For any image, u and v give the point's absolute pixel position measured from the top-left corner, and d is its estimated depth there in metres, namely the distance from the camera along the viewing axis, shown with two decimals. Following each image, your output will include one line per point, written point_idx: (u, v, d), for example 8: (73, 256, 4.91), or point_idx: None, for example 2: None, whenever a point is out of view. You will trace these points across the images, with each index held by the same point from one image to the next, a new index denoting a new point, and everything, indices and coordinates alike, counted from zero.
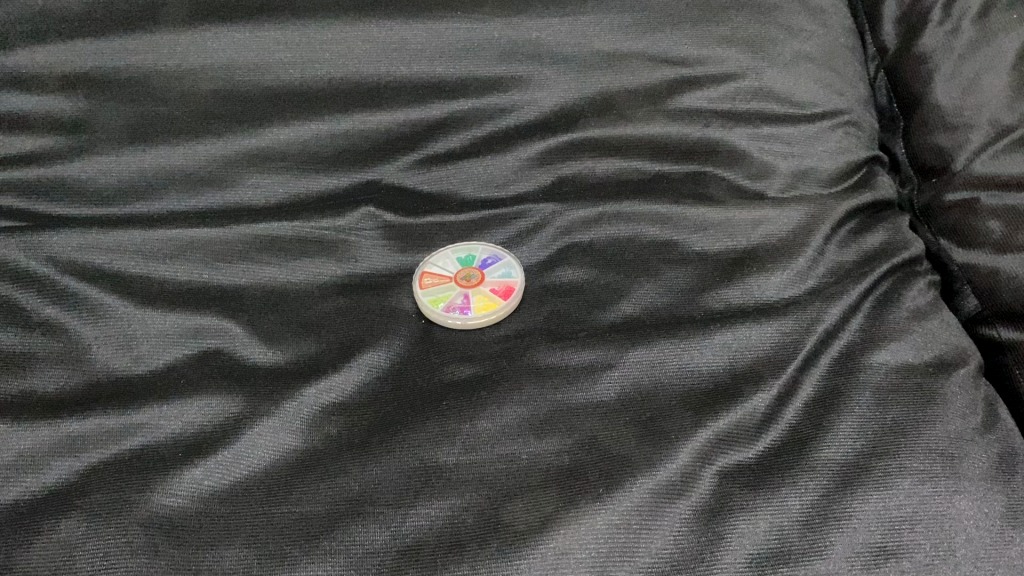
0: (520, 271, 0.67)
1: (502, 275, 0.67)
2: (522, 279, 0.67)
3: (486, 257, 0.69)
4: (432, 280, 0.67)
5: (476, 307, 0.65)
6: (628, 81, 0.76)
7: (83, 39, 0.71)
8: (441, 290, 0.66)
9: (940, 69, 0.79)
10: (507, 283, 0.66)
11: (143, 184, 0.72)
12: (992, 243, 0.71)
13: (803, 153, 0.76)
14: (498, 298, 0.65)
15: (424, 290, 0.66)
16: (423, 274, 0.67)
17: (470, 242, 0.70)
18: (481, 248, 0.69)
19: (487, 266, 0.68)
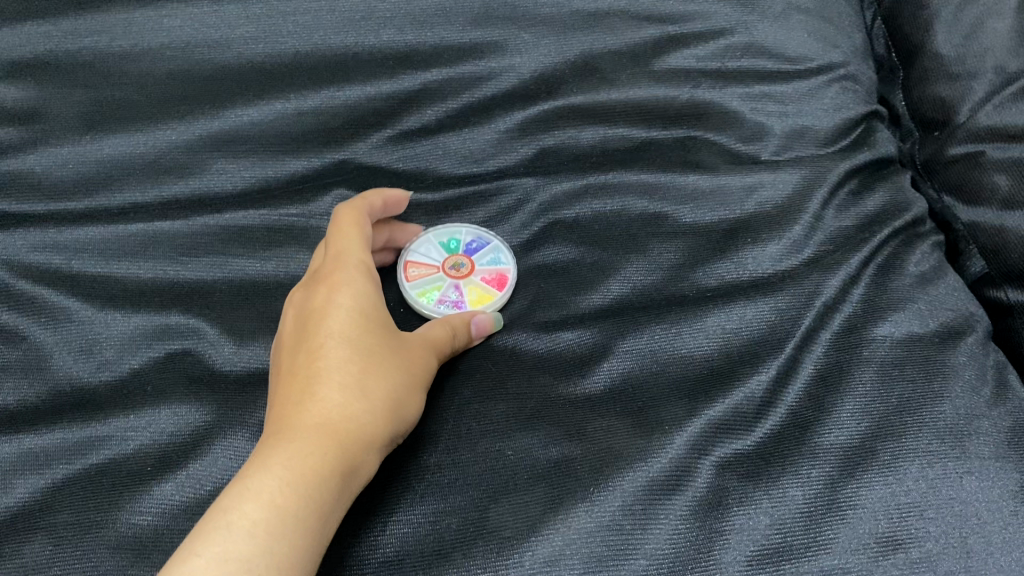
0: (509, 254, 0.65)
1: (491, 262, 0.65)
2: (512, 265, 0.64)
3: (471, 240, 0.66)
4: (419, 271, 0.65)
5: (468, 300, 0.64)
6: (611, 42, 0.72)
7: (32, 22, 0.68)
8: (429, 283, 0.65)
9: (940, 16, 0.75)
10: (498, 271, 0.64)
11: (103, 174, 0.67)
12: (998, 199, 0.68)
13: (797, 112, 0.72)
14: (490, 290, 0.63)
15: (411, 283, 0.64)
16: (406, 262, 0.65)
17: (453, 223, 0.67)
18: (465, 230, 0.67)
19: (474, 250, 0.66)
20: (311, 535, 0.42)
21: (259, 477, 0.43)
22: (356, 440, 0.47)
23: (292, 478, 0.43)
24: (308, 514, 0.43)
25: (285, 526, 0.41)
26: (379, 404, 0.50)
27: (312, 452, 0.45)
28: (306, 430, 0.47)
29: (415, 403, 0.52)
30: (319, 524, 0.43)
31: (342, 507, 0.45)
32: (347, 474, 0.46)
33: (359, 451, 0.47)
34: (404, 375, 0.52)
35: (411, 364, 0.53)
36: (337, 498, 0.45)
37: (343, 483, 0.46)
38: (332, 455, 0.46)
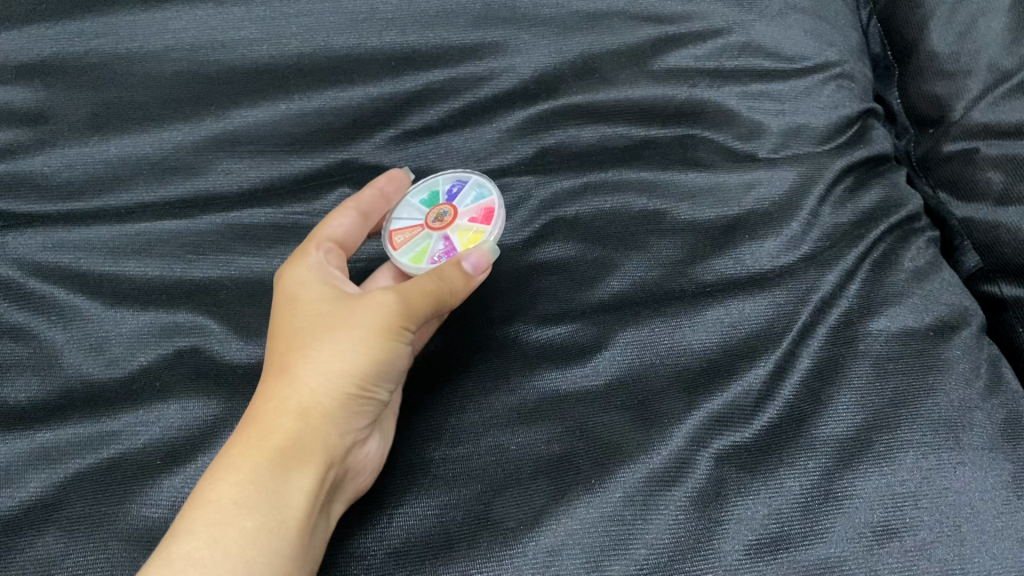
0: (489, 185, 0.66)
1: (475, 200, 0.65)
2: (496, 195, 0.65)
3: (450, 186, 0.68)
4: (404, 237, 0.66)
5: (460, 244, 0.64)
6: (611, 42, 0.73)
7: (37, 25, 0.69)
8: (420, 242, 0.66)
9: (934, 14, 0.76)
10: (483, 206, 0.65)
11: (112, 175, 0.68)
12: (993, 195, 0.69)
13: (794, 110, 0.73)
14: (479, 227, 0.64)
15: (399, 250, 0.65)
16: (392, 233, 0.67)
17: (429, 176, 0.69)
18: (441, 180, 0.68)
19: (456, 194, 0.67)
20: (264, 531, 0.48)
21: (204, 485, 0.49)
22: (297, 420, 0.52)
23: (238, 481, 0.49)
24: (251, 504, 0.48)
25: (231, 519, 0.47)
26: (316, 381, 0.54)
27: (259, 455, 0.50)
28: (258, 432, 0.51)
29: (361, 360, 0.54)
30: (270, 507, 0.48)
31: (296, 479, 0.50)
32: (288, 451, 0.51)
33: (299, 428, 0.52)
34: (345, 346, 0.55)
35: (353, 330, 0.55)
36: (284, 475, 0.50)
37: (287, 460, 0.51)
38: (277, 451, 0.51)
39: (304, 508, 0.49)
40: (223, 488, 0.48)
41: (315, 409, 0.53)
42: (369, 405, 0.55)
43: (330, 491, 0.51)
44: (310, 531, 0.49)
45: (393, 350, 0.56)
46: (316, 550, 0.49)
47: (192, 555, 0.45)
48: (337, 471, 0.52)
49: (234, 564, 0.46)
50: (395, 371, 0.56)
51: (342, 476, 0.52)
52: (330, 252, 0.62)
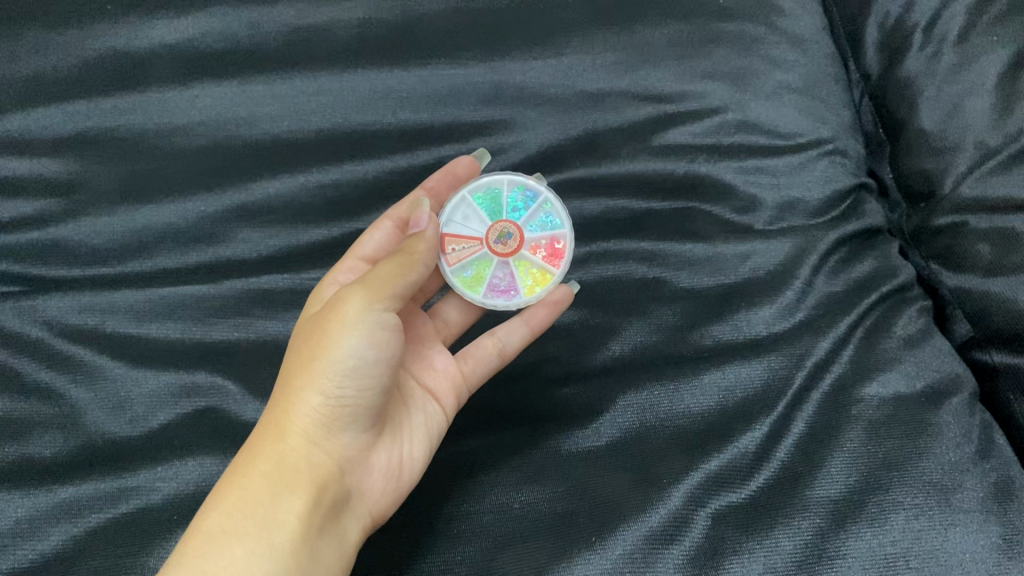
0: (561, 215, 0.71)
1: (542, 226, 0.72)
2: (563, 224, 0.71)
3: (514, 197, 0.73)
4: (463, 246, 0.72)
5: (523, 280, 0.71)
6: (613, 120, 0.78)
7: (74, 101, 0.76)
8: (476, 261, 0.72)
9: (924, 93, 0.81)
10: (551, 237, 0.71)
11: (137, 243, 0.71)
12: (982, 266, 0.73)
13: (789, 184, 0.76)
14: (544, 264, 0.71)
15: (458, 267, 0.71)
16: (450, 237, 0.72)
17: (492, 174, 0.73)
18: (505, 186, 0.73)
19: (522, 213, 0.72)
20: (254, 553, 0.50)
21: (197, 519, 0.51)
22: (288, 439, 0.55)
23: (229, 510, 0.51)
24: (239, 531, 0.50)
25: (222, 546, 0.49)
26: (295, 398, 0.56)
27: (252, 481, 0.53)
28: (252, 458, 0.54)
29: (333, 359, 0.56)
30: (261, 532, 0.51)
31: (287, 503, 0.52)
32: (276, 474, 0.53)
33: (290, 449, 0.55)
34: (315, 354, 0.56)
35: (323, 336, 0.56)
36: (274, 501, 0.52)
37: (277, 485, 0.53)
38: (270, 473, 0.53)
39: (297, 531, 0.51)
40: (214, 519, 0.50)
41: (296, 428, 0.55)
42: (352, 416, 0.58)
43: (323, 514, 0.54)
44: (307, 551, 0.51)
45: (368, 344, 0.56)
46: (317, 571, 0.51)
47: None
48: (330, 493, 0.55)
49: None
50: (380, 373, 0.57)
51: (337, 498, 0.55)
52: (351, 271, 0.69)
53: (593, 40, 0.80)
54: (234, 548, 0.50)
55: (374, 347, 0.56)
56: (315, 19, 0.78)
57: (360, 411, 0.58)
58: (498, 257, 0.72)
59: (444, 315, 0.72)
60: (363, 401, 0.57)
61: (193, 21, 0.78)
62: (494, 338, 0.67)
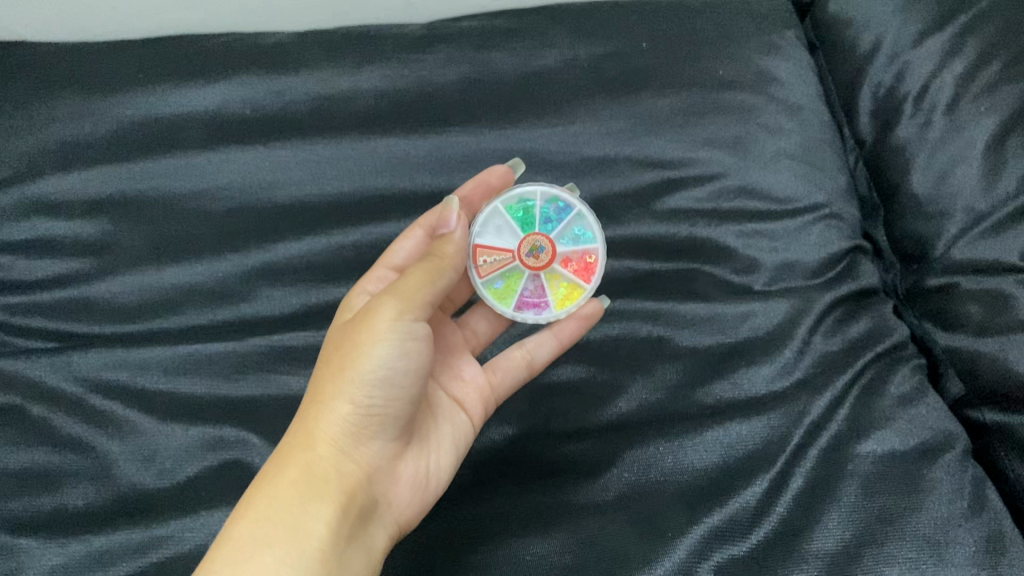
0: (594, 228, 0.73)
1: (575, 240, 0.74)
2: (595, 238, 0.73)
3: (548, 209, 0.74)
4: (496, 257, 0.73)
5: (553, 293, 0.73)
6: (619, 185, 0.83)
7: (107, 164, 0.81)
8: (506, 272, 0.73)
9: (915, 160, 0.85)
10: (583, 251, 0.73)
11: (166, 301, 0.75)
12: (972, 326, 0.76)
13: (786, 247, 0.79)
14: (576, 278, 0.73)
15: (490, 279, 0.73)
16: (484, 248, 0.73)
17: (525, 186, 0.74)
18: (539, 199, 0.74)
19: (554, 225, 0.74)
20: (285, 560, 0.52)
21: (228, 526, 0.54)
22: (318, 446, 0.57)
23: (260, 517, 0.54)
24: (271, 538, 0.53)
25: (253, 553, 0.52)
26: (325, 407, 0.58)
27: (282, 488, 0.55)
28: (284, 464, 0.56)
29: (364, 369, 0.58)
30: (291, 540, 0.53)
31: (317, 510, 0.55)
32: (307, 482, 0.56)
33: (320, 457, 0.57)
34: (348, 361, 0.58)
35: (356, 343, 0.59)
36: (304, 508, 0.55)
37: (307, 492, 0.55)
38: (301, 480, 0.56)
39: (326, 539, 0.54)
40: (246, 528, 0.53)
41: (326, 436, 0.58)
42: (380, 425, 0.60)
43: (351, 522, 0.56)
44: (336, 558, 0.54)
45: (398, 353, 0.59)
46: None
47: None
48: (358, 501, 0.58)
49: None
50: (409, 382, 0.60)
51: (364, 505, 0.58)
52: (380, 281, 0.72)
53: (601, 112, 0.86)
54: (266, 556, 0.52)
55: (404, 357, 0.59)
56: (337, 87, 0.84)
57: (388, 419, 0.60)
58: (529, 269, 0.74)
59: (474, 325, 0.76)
60: (391, 410, 0.60)
61: (223, 91, 0.83)
62: (523, 351, 0.70)
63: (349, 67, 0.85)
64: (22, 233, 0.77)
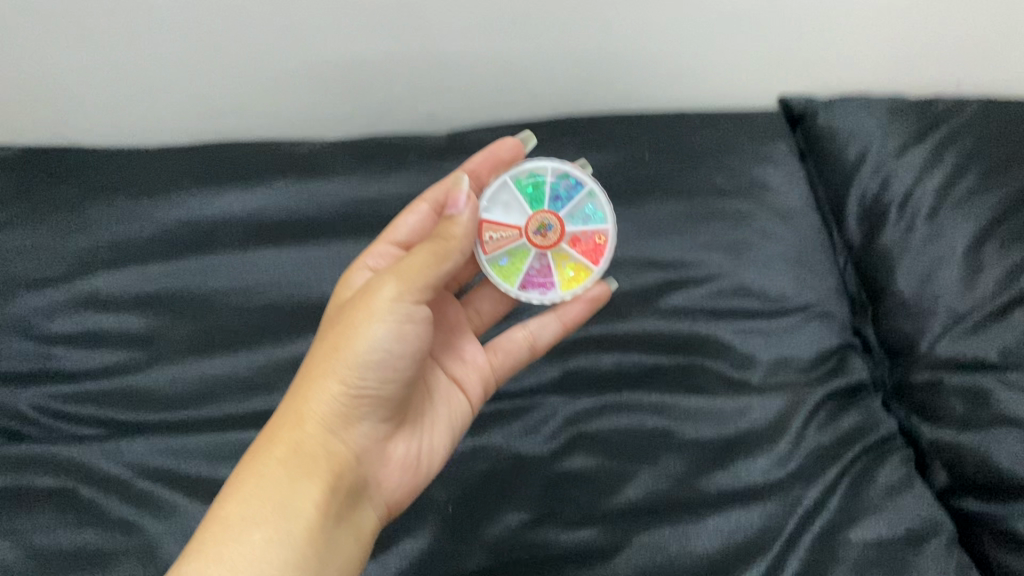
0: (603, 209, 0.80)
1: (583, 221, 0.80)
2: (603, 217, 0.80)
3: (557, 187, 0.80)
4: (506, 233, 0.79)
5: (559, 273, 0.80)
6: (624, 284, 0.90)
7: (151, 261, 0.88)
8: (514, 252, 0.79)
9: (901, 263, 0.92)
10: (590, 232, 0.80)
11: (207, 390, 0.80)
12: (956, 420, 0.81)
13: (781, 343, 0.85)
14: (581, 258, 0.80)
15: (500, 257, 0.79)
16: (494, 223, 0.79)
17: (536, 162, 0.80)
18: (549, 174, 0.80)
19: (563, 204, 0.80)
20: (274, 535, 0.59)
21: (217, 505, 0.61)
22: (308, 427, 0.65)
23: (250, 497, 0.61)
24: (259, 518, 0.60)
25: (244, 532, 0.59)
26: (320, 387, 0.66)
27: (272, 467, 0.63)
28: (275, 445, 0.64)
29: (360, 351, 0.65)
30: (280, 519, 0.60)
31: (306, 489, 0.62)
32: (296, 462, 0.63)
33: (310, 437, 0.65)
34: (341, 346, 0.65)
35: (350, 328, 0.66)
36: (292, 487, 0.62)
37: (297, 471, 0.63)
38: (291, 459, 0.63)
39: (314, 517, 0.61)
40: (234, 509, 0.60)
41: (316, 415, 0.65)
42: (370, 407, 0.68)
43: (336, 499, 0.64)
44: (322, 534, 0.61)
45: (393, 336, 0.66)
46: (329, 550, 0.62)
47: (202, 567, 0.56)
48: (343, 480, 0.66)
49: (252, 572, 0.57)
50: (401, 366, 0.67)
51: (348, 483, 0.66)
52: (383, 256, 0.79)
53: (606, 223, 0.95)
54: (254, 534, 0.59)
55: (398, 340, 0.66)
56: (367, 190, 0.93)
57: (376, 402, 0.68)
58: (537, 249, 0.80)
59: (477, 306, 0.86)
60: (382, 392, 0.68)
61: (261, 196, 0.91)
62: (528, 333, 0.80)
63: (376, 173, 0.94)
64: (73, 324, 0.83)
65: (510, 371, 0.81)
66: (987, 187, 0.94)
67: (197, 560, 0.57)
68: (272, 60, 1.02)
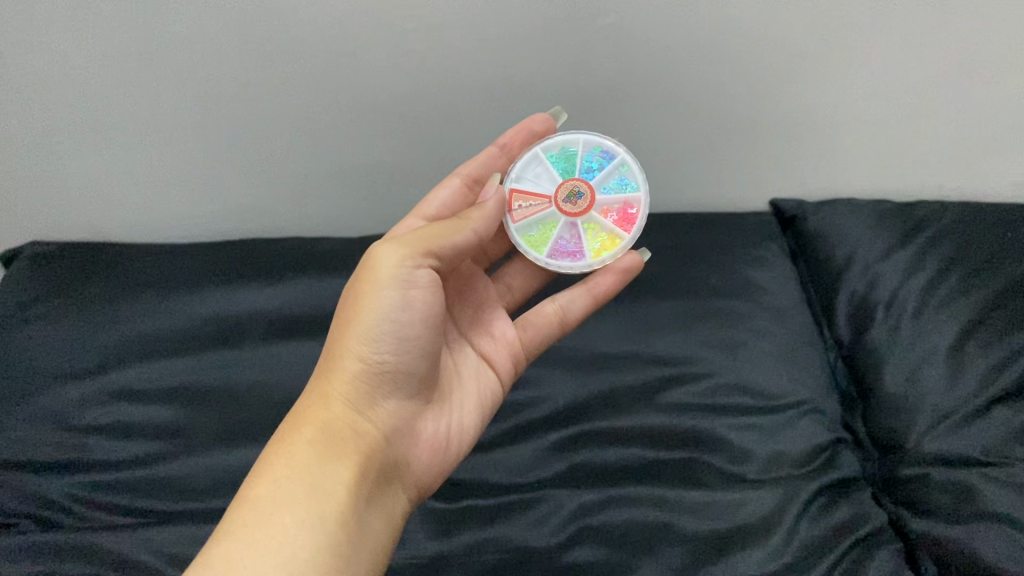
0: (634, 179, 0.89)
1: (613, 190, 0.89)
2: (633, 187, 0.88)
3: (587, 161, 0.89)
4: (539, 201, 0.88)
5: (591, 242, 0.88)
6: (626, 380, 0.95)
7: (180, 356, 0.94)
8: (544, 222, 0.88)
9: (888, 360, 0.96)
10: (621, 201, 0.88)
11: (231, 480, 0.84)
12: (945, 513, 0.84)
13: (776, 439, 0.89)
14: (613, 228, 0.88)
15: (534, 227, 0.88)
16: (529, 194, 0.88)
17: (568, 137, 0.90)
18: (580, 150, 0.89)
19: (594, 176, 0.89)
20: (304, 511, 0.63)
21: (248, 489, 0.64)
22: (334, 406, 0.71)
23: (280, 479, 0.65)
24: (288, 500, 0.63)
25: (274, 513, 0.62)
26: (341, 365, 0.72)
27: (300, 449, 0.67)
28: (302, 429, 0.69)
29: (372, 323, 0.72)
30: (310, 498, 0.64)
31: (333, 467, 0.67)
32: (323, 442, 0.68)
33: (336, 416, 0.71)
34: (354, 321, 0.72)
35: (360, 302, 0.72)
36: (320, 465, 0.66)
37: (323, 450, 0.68)
38: (318, 438, 0.68)
39: (341, 490, 0.65)
40: (262, 490, 0.64)
41: (338, 395, 0.72)
42: (393, 384, 0.74)
43: (367, 476, 0.68)
44: (353, 506, 0.65)
45: (398, 300, 0.72)
46: (360, 524, 0.65)
47: (235, 548, 0.59)
48: (373, 456, 0.70)
49: (282, 547, 0.60)
50: (413, 338, 0.73)
51: (379, 460, 0.71)
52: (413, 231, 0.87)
53: (609, 324, 1.01)
54: (285, 518, 0.62)
55: (405, 308, 0.72)
56: None
57: (398, 377, 0.74)
58: (565, 218, 0.88)
59: (509, 281, 0.95)
60: (402, 365, 0.73)
61: (286, 292, 0.99)
62: (557, 307, 0.89)
63: None
64: (105, 416, 0.89)
65: (539, 344, 0.90)
66: (968, 289, 1.00)
67: (229, 539, 0.60)
68: (301, 164, 1.10)
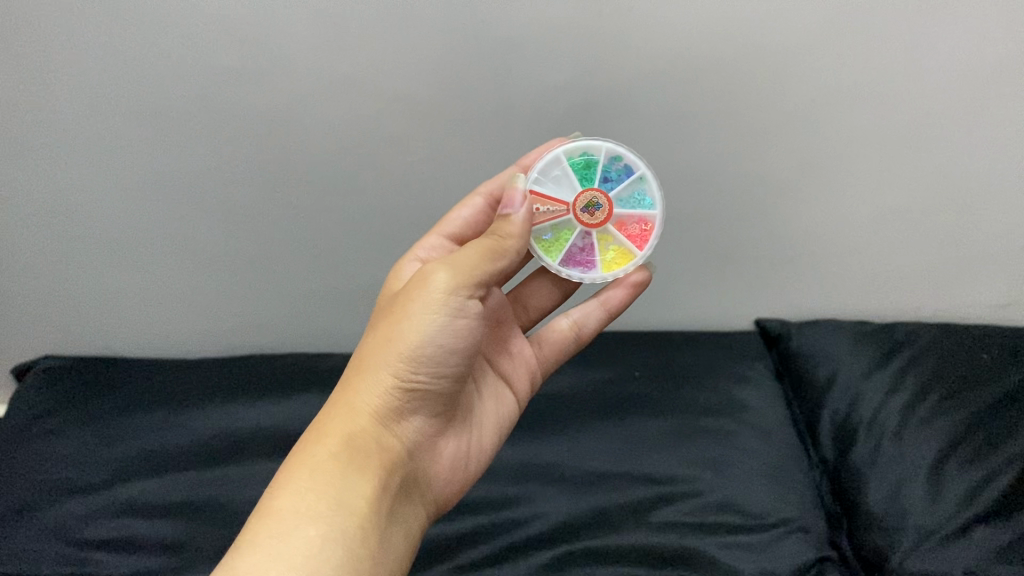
0: (654, 196, 0.84)
1: (633, 204, 0.84)
2: (653, 203, 0.84)
3: (608, 166, 0.83)
4: (555, 206, 0.82)
5: (603, 255, 0.84)
6: (617, 498, 0.98)
7: (184, 471, 0.97)
8: (559, 228, 0.84)
9: (870, 481, 0.99)
10: (639, 215, 0.84)
11: None
12: None
13: (764, 558, 0.91)
14: (626, 243, 0.84)
15: (547, 234, 0.83)
16: (546, 197, 0.82)
17: (591, 142, 0.83)
18: (602, 155, 0.83)
19: (613, 186, 0.83)
20: (330, 528, 0.61)
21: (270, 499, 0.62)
22: (363, 418, 0.69)
23: (304, 490, 0.62)
24: (312, 515, 0.61)
25: (298, 527, 0.60)
26: (375, 378, 0.69)
27: (326, 459, 0.65)
28: (329, 436, 0.67)
29: (413, 344, 0.69)
30: (335, 514, 0.62)
31: (358, 483, 0.65)
32: (351, 455, 0.66)
33: (365, 428, 0.68)
34: (395, 337, 0.69)
35: (402, 317, 0.70)
36: (344, 479, 0.64)
37: (351, 464, 0.66)
38: (346, 451, 0.66)
39: (364, 509, 0.63)
40: (286, 503, 0.61)
41: (368, 406, 0.69)
42: (422, 403, 0.72)
43: (389, 496, 0.67)
44: (375, 527, 0.64)
45: (444, 325, 0.69)
46: (381, 545, 0.64)
47: (257, 563, 0.57)
48: (396, 474, 0.69)
49: (308, 564, 0.58)
50: (453, 363, 0.71)
51: (401, 477, 0.70)
52: (433, 248, 0.87)
53: (601, 444, 1.05)
54: (309, 531, 0.60)
55: (448, 334, 0.69)
56: None
57: (429, 397, 0.72)
58: (582, 227, 0.83)
59: (527, 300, 0.93)
60: (436, 388, 0.72)
61: (290, 408, 1.04)
62: (573, 321, 0.91)
63: None
64: (109, 530, 0.91)
65: (557, 358, 0.92)
66: (946, 410, 1.04)
67: (250, 551, 0.58)
68: (307, 285, 1.16)
